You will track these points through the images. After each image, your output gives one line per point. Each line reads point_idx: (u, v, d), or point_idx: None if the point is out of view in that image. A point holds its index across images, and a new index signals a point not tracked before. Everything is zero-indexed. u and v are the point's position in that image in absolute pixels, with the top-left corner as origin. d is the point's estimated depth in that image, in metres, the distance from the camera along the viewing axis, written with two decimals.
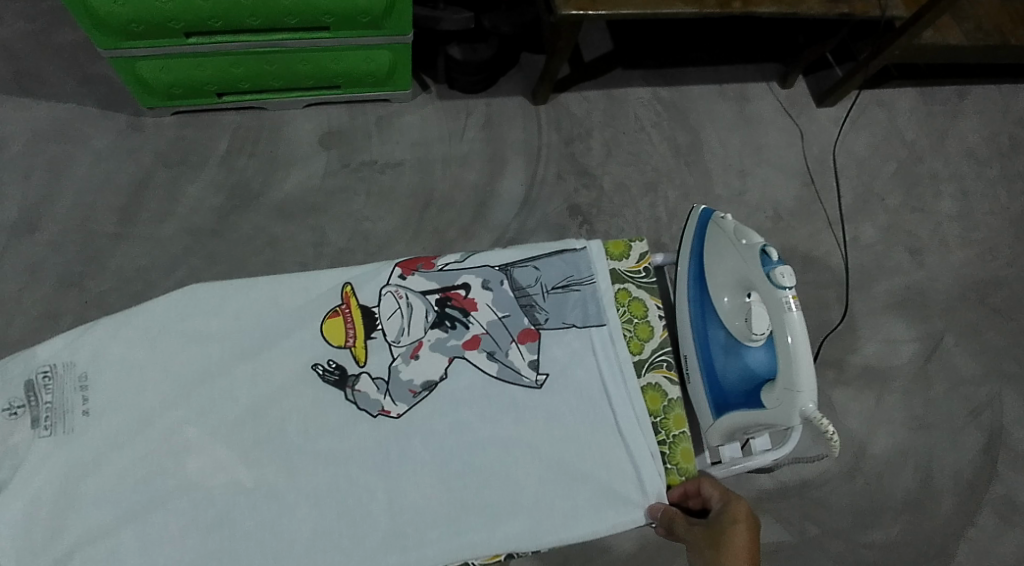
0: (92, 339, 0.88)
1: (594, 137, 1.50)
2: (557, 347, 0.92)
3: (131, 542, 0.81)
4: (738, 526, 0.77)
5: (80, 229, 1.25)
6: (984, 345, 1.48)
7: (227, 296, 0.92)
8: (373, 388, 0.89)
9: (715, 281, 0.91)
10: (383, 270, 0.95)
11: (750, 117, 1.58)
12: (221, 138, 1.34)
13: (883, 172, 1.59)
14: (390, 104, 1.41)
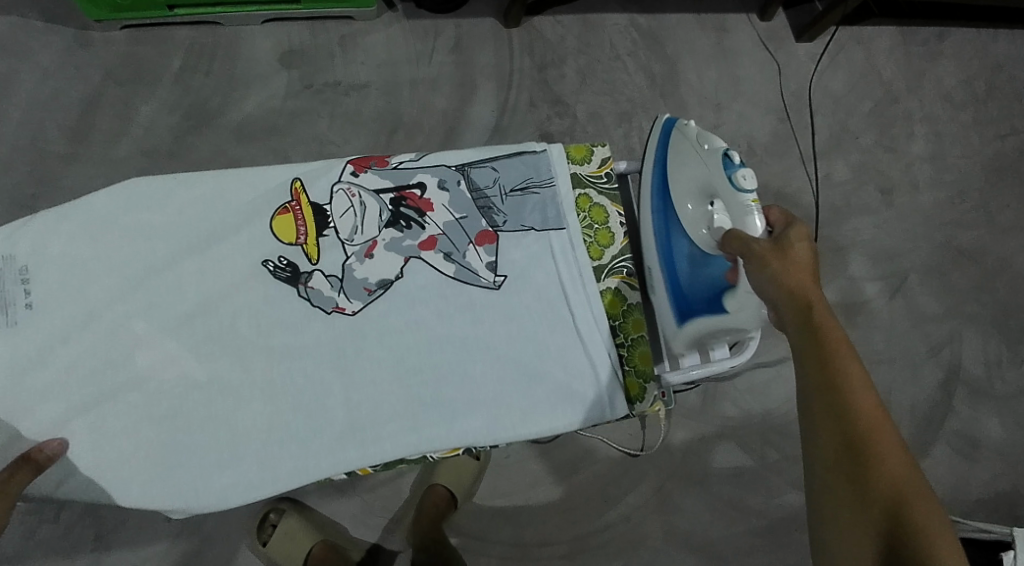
0: (31, 231, 0.85)
1: (568, 64, 1.46)
2: (515, 249, 0.90)
3: (83, 435, 0.81)
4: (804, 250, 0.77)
5: (29, 149, 1.19)
6: (948, 285, 1.50)
7: (170, 189, 0.88)
8: (327, 285, 0.87)
9: (680, 189, 0.88)
10: (335, 166, 0.90)
11: (727, 48, 1.54)
12: (174, 55, 1.26)
13: (857, 110, 1.57)
14: (354, 21, 1.35)
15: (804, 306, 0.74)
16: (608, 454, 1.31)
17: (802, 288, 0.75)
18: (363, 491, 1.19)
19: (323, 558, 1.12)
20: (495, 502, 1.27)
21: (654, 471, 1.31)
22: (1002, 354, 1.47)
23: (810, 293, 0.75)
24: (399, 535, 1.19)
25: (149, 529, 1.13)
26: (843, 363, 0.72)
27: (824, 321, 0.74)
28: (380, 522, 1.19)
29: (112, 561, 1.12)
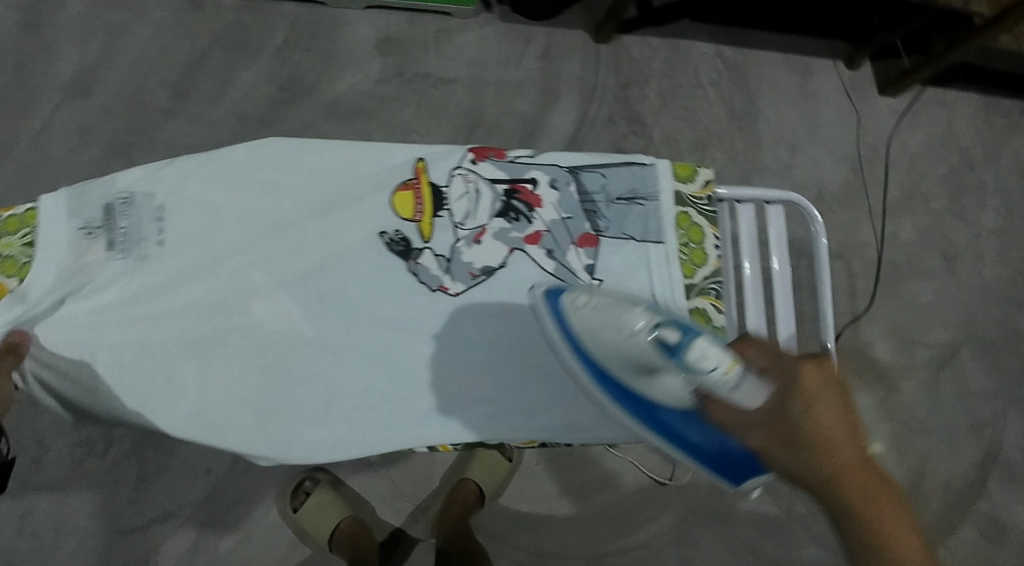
0: (173, 173, 0.83)
1: (650, 86, 1.47)
2: (616, 256, 0.87)
3: (192, 376, 0.80)
4: (816, 409, 0.67)
5: (131, 99, 1.24)
6: (999, 364, 1.47)
7: (303, 151, 0.86)
8: (435, 264, 0.85)
9: (631, 375, 0.77)
10: (455, 152, 0.88)
11: (810, 91, 1.54)
12: (278, 28, 1.30)
13: (932, 172, 1.55)
14: (452, 18, 1.38)
15: (831, 481, 0.66)
16: (637, 477, 1.31)
17: (824, 462, 0.66)
18: (393, 474, 1.21)
19: (347, 533, 1.11)
20: (519, 507, 1.27)
21: (679, 502, 1.31)
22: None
23: (840, 464, 0.66)
24: (423, 523, 1.20)
25: (188, 479, 1.16)
26: (895, 532, 0.63)
27: (860, 487, 0.65)
28: (407, 507, 1.20)
29: (150, 503, 1.15)
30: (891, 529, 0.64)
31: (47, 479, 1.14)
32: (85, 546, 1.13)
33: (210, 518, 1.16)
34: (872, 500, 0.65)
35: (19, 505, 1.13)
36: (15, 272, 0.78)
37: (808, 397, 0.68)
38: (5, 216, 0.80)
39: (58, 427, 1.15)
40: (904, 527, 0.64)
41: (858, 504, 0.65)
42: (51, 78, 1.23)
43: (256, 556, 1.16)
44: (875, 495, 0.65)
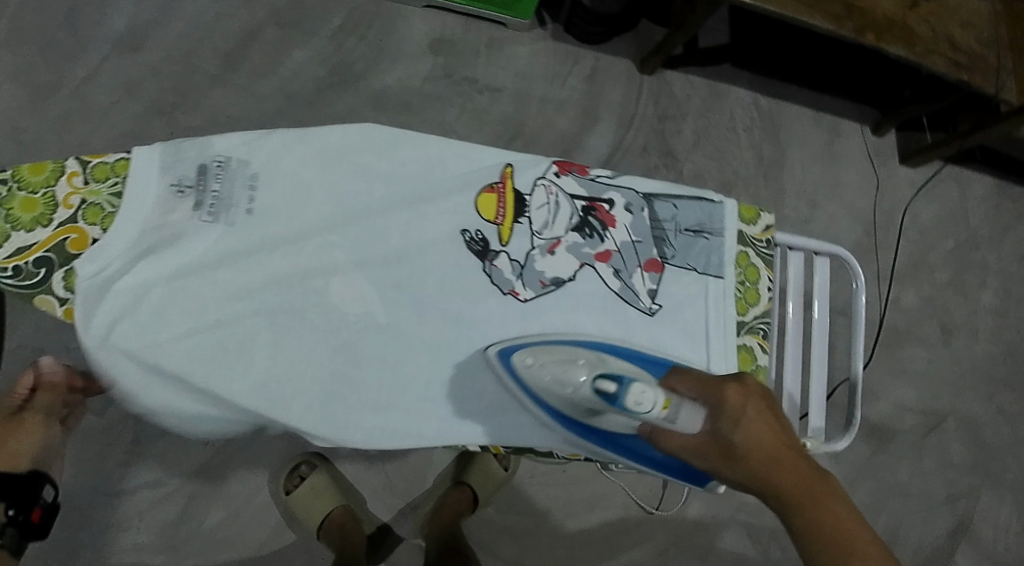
0: (270, 144, 0.85)
1: (687, 122, 1.49)
2: (677, 284, 0.88)
3: (265, 346, 0.81)
4: (747, 424, 0.72)
5: (182, 61, 1.24)
6: (981, 440, 1.50)
7: (398, 142, 0.87)
8: (509, 268, 0.86)
9: (585, 416, 0.80)
10: (541, 162, 0.89)
11: (836, 150, 1.57)
12: (336, 14, 1.31)
13: (940, 246, 1.58)
14: (505, 29, 1.40)
15: (772, 483, 0.71)
16: (625, 504, 1.31)
17: (764, 468, 0.71)
18: (389, 469, 1.20)
19: (336, 523, 1.11)
20: (507, 517, 1.27)
21: (660, 534, 1.31)
22: (1012, 522, 1.47)
23: (778, 466, 0.71)
24: (410, 522, 1.20)
25: (184, 447, 1.14)
26: (836, 519, 0.69)
27: (797, 479, 0.71)
28: (397, 503, 1.20)
29: (142, 466, 1.13)
30: (832, 514, 0.69)
31: None
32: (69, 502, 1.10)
33: (200, 490, 1.14)
34: (808, 489, 0.70)
35: None
36: (99, 220, 0.80)
37: (736, 413, 0.72)
38: (95, 163, 0.81)
39: None
40: (843, 509, 0.69)
41: (800, 501, 0.70)
42: (105, 28, 1.23)
43: (241, 534, 1.14)
44: (812, 486, 0.70)
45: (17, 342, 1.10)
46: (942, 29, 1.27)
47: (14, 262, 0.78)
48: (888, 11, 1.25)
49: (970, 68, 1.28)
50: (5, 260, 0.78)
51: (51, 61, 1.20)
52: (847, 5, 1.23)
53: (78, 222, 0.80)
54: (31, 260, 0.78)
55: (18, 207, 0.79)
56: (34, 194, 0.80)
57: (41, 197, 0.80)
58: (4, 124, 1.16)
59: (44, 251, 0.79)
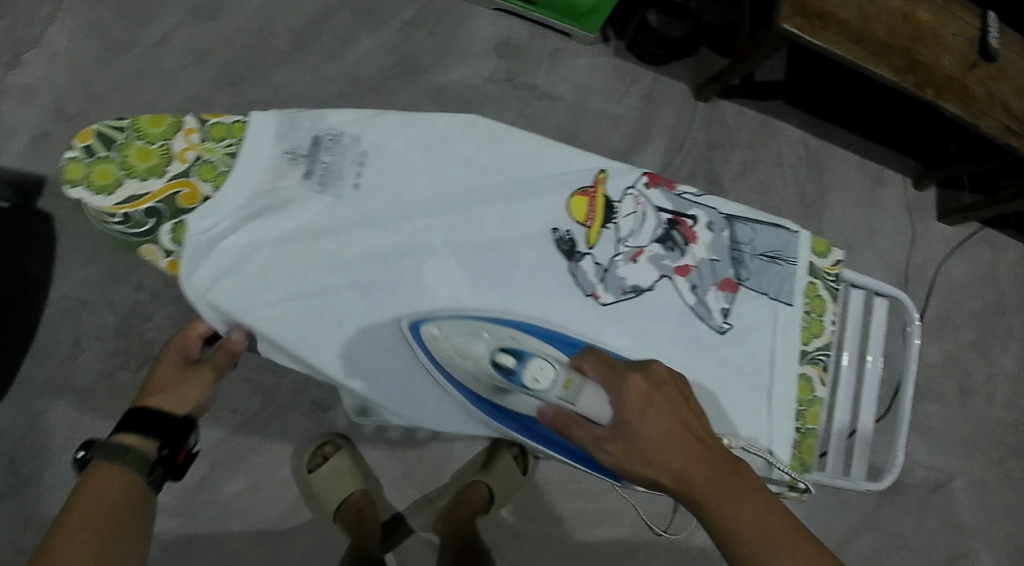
0: (380, 125, 0.89)
1: (735, 152, 1.49)
2: (749, 307, 0.89)
3: (358, 315, 0.84)
4: (647, 413, 0.73)
5: (255, 36, 1.26)
6: (987, 504, 1.49)
7: (500, 136, 0.90)
8: (593, 271, 0.88)
9: (493, 393, 0.82)
10: (633, 172, 0.91)
11: (877, 199, 1.56)
12: (408, 7, 1.33)
13: (968, 306, 1.56)
14: (570, 40, 1.41)
15: (675, 471, 0.72)
16: (634, 524, 1.30)
17: (669, 460, 0.72)
18: (409, 459, 1.21)
19: (354, 507, 1.13)
20: (518, 522, 1.27)
21: (663, 558, 1.31)
22: None
23: (684, 456, 0.72)
24: (423, 515, 1.20)
25: (211, 417, 1.14)
26: (747, 507, 0.69)
27: (704, 467, 0.71)
28: (413, 495, 1.20)
29: None
30: (742, 500, 0.70)
31: (74, 382, 1.10)
32: None
33: (221, 458, 1.14)
34: (717, 477, 0.71)
35: (41, 400, 1.09)
36: (212, 177, 0.84)
37: (636, 402, 0.74)
38: (214, 122, 0.85)
39: (99, 331, 1.12)
40: (752, 495, 0.70)
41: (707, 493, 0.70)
42: None
43: (256, 506, 1.14)
44: (719, 473, 0.71)
45: (65, 290, 1.12)
46: (999, 93, 1.27)
47: (124, 210, 0.81)
48: (948, 69, 1.25)
49: None
50: (117, 207, 0.81)
51: (129, 20, 1.22)
52: (910, 58, 1.24)
53: (192, 177, 0.83)
54: (142, 209, 0.82)
55: (134, 155, 0.82)
56: (151, 144, 0.83)
57: (157, 148, 0.83)
58: (76, 76, 1.19)
59: (155, 202, 0.82)
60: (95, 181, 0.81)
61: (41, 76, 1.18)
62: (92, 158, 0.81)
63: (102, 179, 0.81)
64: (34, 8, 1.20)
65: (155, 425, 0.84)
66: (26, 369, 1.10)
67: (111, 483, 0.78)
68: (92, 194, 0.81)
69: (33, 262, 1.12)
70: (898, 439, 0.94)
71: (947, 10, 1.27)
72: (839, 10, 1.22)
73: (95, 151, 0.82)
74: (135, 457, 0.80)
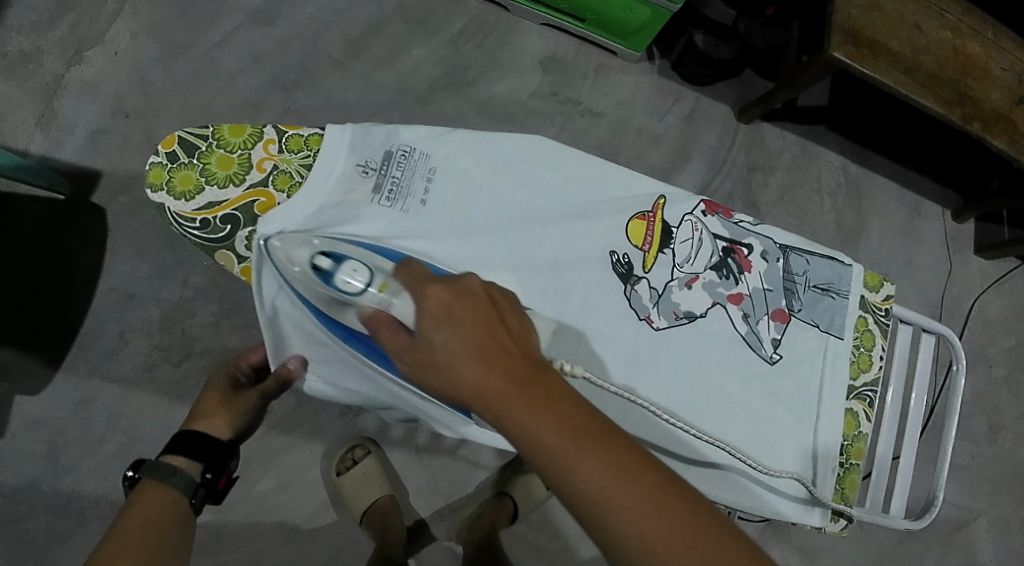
0: (451, 142, 0.89)
1: (774, 176, 1.48)
2: (801, 339, 0.90)
3: None
4: (439, 317, 0.70)
5: (309, 42, 1.28)
6: (1011, 545, 1.46)
7: (565, 158, 0.90)
8: (648, 294, 0.89)
9: (335, 310, 0.80)
10: (692, 198, 0.91)
11: (915, 229, 1.54)
12: (458, 19, 1.35)
13: (1002, 342, 1.54)
14: (616, 58, 1.42)
15: (467, 380, 0.67)
16: None
17: (461, 366, 0.68)
18: (436, 467, 1.22)
19: (381, 511, 1.14)
20: (540, 537, 1.25)
21: None
22: None
23: (481, 365, 0.67)
24: (446, 523, 1.21)
25: None
26: (541, 410, 0.65)
27: (501, 374, 0.67)
28: (437, 503, 1.21)
29: None
30: (541, 407, 0.65)
31: (117, 373, 1.13)
32: (131, 446, 1.12)
33: (252, 455, 1.15)
34: (512, 384, 0.66)
35: (84, 388, 1.12)
36: (287, 187, 0.84)
37: (433, 307, 0.71)
38: (292, 134, 0.86)
39: (142, 324, 1.14)
40: (550, 399, 0.65)
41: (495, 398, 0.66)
42: None
43: (284, 503, 1.16)
44: (517, 379, 0.66)
45: (112, 282, 1.15)
46: None
47: (202, 215, 0.83)
48: (997, 103, 1.23)
49: None
50: (195, 212, 0.83)
51: (188, 21, 1.25)
52: (959, 92, 1.22)
53: (268, 187, 0.84)
54: (219, 215, 0.83)
55: (214, 163, 0.84)
56: (231, 153, 0.85)
57: (237, 157, 0.85)
58: (134, 74, 1.22)
59: (232, 209, 0.83)
60: (176, 186, 0.83)
61: (101, 73, 1.21)
62: (175, 164, 0.84)
63: (183, 185, 0.83)
64: (97, 6, 1.23)
65: (200, 449, 0.85)
66: (71, 357, 1.12)
67: (156, 501, 0.80)
68: (173, 198, 0.83)
69: (84, 253, 1.15)
70: (940, 476, 0.93)
71: (998, 45, 1.26)
72: (888, 40, 1.21)
73: (178, 157, 0.84)
74: (180, 478, 0.82)
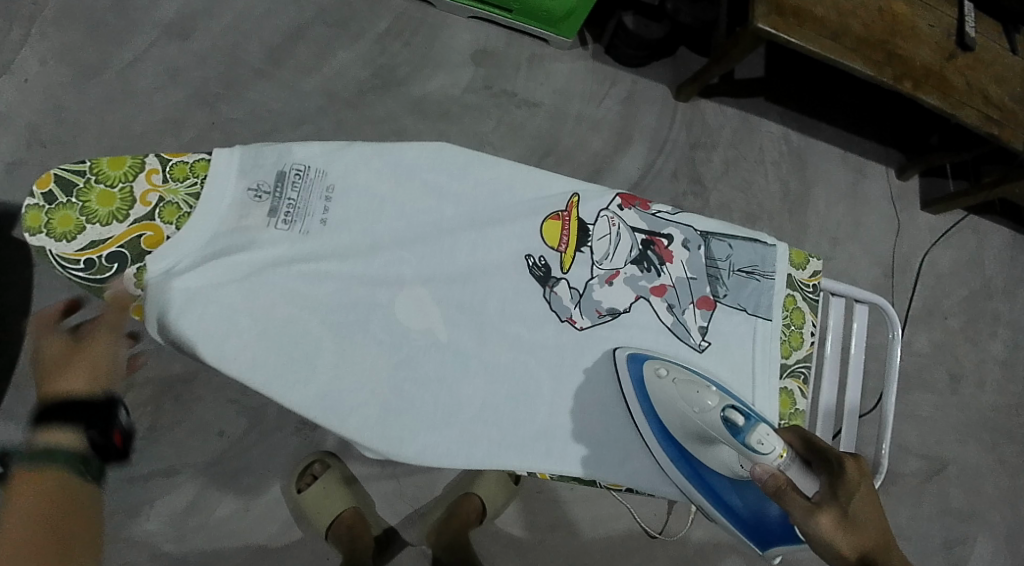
0: (348, 157, 0.88)
1: (717, 151, 1.48)
2: (727, 324, 0.91)
3: (329, 354, 0.84)
4: (865, 505, 0.74)
5: (229, 54, 1.25)
6: (981, 490, 1.48)
7: (471, 163, 0.90)
8: (568, 295, 0.90)
9: (690, 441, 0.83)
10: (606, 194, 0.92)
11: (860, 191, 1.55)
12: (383, 18, 1.33)
13: (955, 292, 1.56)
14: (547, 46, 1.41)
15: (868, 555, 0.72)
16: (630, 528, 1.28)
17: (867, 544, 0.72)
18: (400, 474, 1.20)
19: (347, 524, 1.12)
20: (513, 532, 1.24)
21: (662, 559, 1.28)
22: None
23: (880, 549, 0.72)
24: (416, 528, 1.20)
25: (200, 438, 1.13)
26: None
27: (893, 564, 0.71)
28: (405, 509, 1.20)
29: (155, 456, 1.12)
30: None
31: None
32: None
33: (211, 481, 1.13)
34: None
35: (24, 431, 1.08)
36: (175, 219, 0.83)
37: (864, 495, 0.74)
38: (176, 161, 0.84)
39: None
40: None
41: None
42: (155, 14, 1.23)
43: (247, 527, 1.14)
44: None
45: None
46: (977, 82, 1.27)
47: (86, 256, 0.80)
48: (925, 60, 1.25)
49: (1003, 121, 1.27)
50: (79, 253, 0.80)
51: (99, 42, 1.21)
52: (887, 52, 1.23)
53: (155, 220, 0.82)
54: (104, 254, 0.81)
55: (94, 200, 0.81)
56: (112, 187, 0.82)
57: (118, 192, 0.82)
58: (48, 101, 1.17)
59: (118, 246, 0.81)
60: (56, 228, 0.80)
61: (13, 103, 1.16)
62: (53, 205, 0.81)
63: (63, 226, 0.80)
64: (2, 35, 1.18)
65: (75, 417, 0.80)
66: (7, 401, 1.08)
67: (44, 494, 0.77)
68: (53, 240, 0.80)
69: (10, 292, 1.10)
70: (883, 443, 0.95)
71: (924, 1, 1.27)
72: (813, 6, 1.21)
73: (55, 198, 0.81)
74: (60, 458, 0.78)
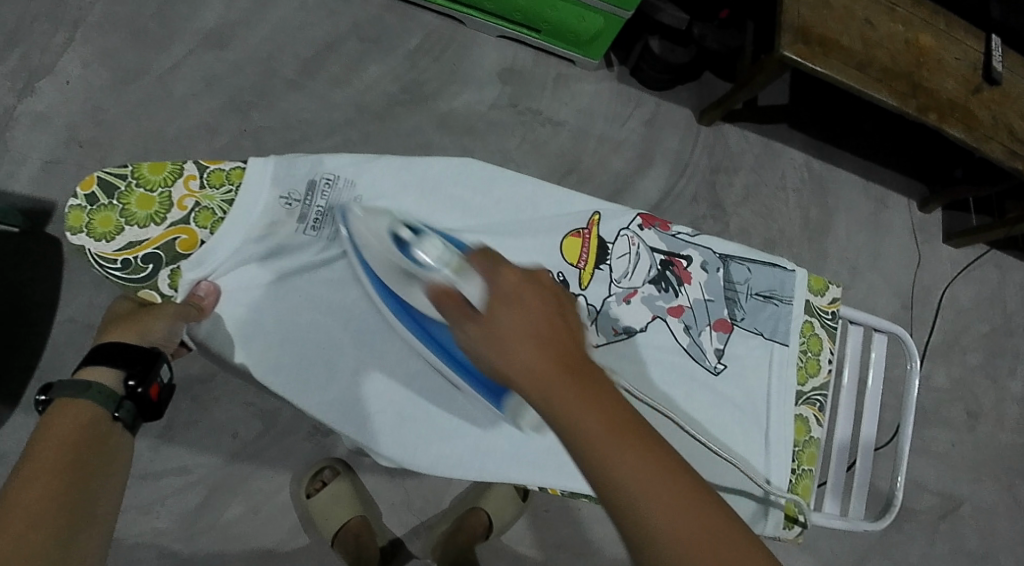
0: (377, 167, 0.90)
1: (738, 176, 1.49)
2: (744, 347, 0.92)
3: (348, 358, 0.88)
4: (524, 305, 0.66)
5: (264, 64, 1.28)
6: (995, 530, 1.46)
7: (497, 179, 0.92)
8: (585, 312, 0.90)
9: (396, 282, 0.82)
10: (627, 213, 0.94)
11: (881, 222, 1.55)
12: (414, 34, 1.35)
13: (975, 328, 1.55)
14: (574, 66, 1.43)
15: (518, 356, 0.63)
16: None
17: (518, 343, 0.63)
18: (409, 484, 1.21)
19: (353, 532, 1.13)
20: (520, 548, 1.24)
21: None
22: None
23: (535, 349, 0.63)
24: (422, 540, 1.20)
25: (216, 439, 1.15)
26: (587, 408, 0.60)
27: (556, 361, 0.62)
28: (412, 521, 1.20)
29: (170, 454, 1.13)
30: (598, 401, 0.60)
31: None
32: None
33: (224, 482, 1.14)
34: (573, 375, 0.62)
35: None
36: (209, 223, 0.84)
37: (527, 297, 0.66)
38: (213, 168, 0.85)
39: None
40: (604, 406, 0.60)
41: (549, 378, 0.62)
42: (194, 23, 1.27)
43: (257, 530, 1.14)
44: (577, 370, 0.62)
45: (70, 314, 1.13)
46: (1002, 117, 1.26)
47: (124, 256, 0.82)
48: (950, 93, 1.25)
49: None
50: (117, 253, 0.82)
51: (140, 48, 1.24)
52: (912, 84, 1.23)
53: (190, 224, 0.84)
54: (141, 255, 0.83)
55: (134, 203, 0.83)
56: (151, 191, 0.84)
57: (157, 196, 0.84)
58: (87, 103, 1.20)
59: (153, 248, 0.83)
60: (96, 228, 0.82)
61: (53, 104, 1.19)
62: (94, 206, 0.82)
63: (103, 226, 0.82)
64: (47, 38, 1.22)
65: (119, 356, 0.77)
66: (31, 394, 1.10)
67: (73, 421, 0.72)
68: (92, 240, 0.82)
69: (40, 287, 1.13)
70: (897, 476, 0.94)
71: (950, 35, 1.28)
72: (839, 37, 1.22)
73: (96, 199, 0.83)
74: (97, 392, 0.74)
